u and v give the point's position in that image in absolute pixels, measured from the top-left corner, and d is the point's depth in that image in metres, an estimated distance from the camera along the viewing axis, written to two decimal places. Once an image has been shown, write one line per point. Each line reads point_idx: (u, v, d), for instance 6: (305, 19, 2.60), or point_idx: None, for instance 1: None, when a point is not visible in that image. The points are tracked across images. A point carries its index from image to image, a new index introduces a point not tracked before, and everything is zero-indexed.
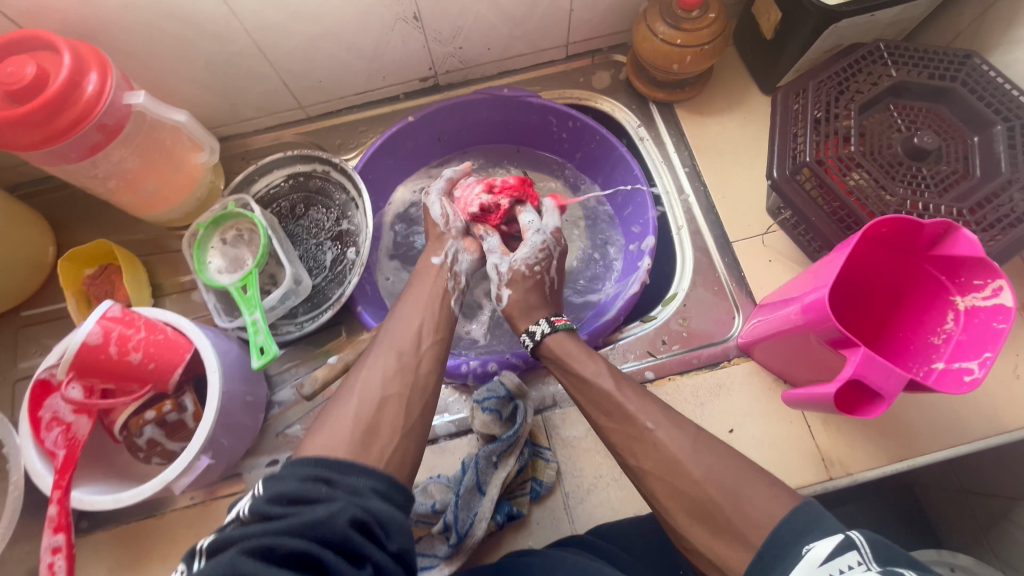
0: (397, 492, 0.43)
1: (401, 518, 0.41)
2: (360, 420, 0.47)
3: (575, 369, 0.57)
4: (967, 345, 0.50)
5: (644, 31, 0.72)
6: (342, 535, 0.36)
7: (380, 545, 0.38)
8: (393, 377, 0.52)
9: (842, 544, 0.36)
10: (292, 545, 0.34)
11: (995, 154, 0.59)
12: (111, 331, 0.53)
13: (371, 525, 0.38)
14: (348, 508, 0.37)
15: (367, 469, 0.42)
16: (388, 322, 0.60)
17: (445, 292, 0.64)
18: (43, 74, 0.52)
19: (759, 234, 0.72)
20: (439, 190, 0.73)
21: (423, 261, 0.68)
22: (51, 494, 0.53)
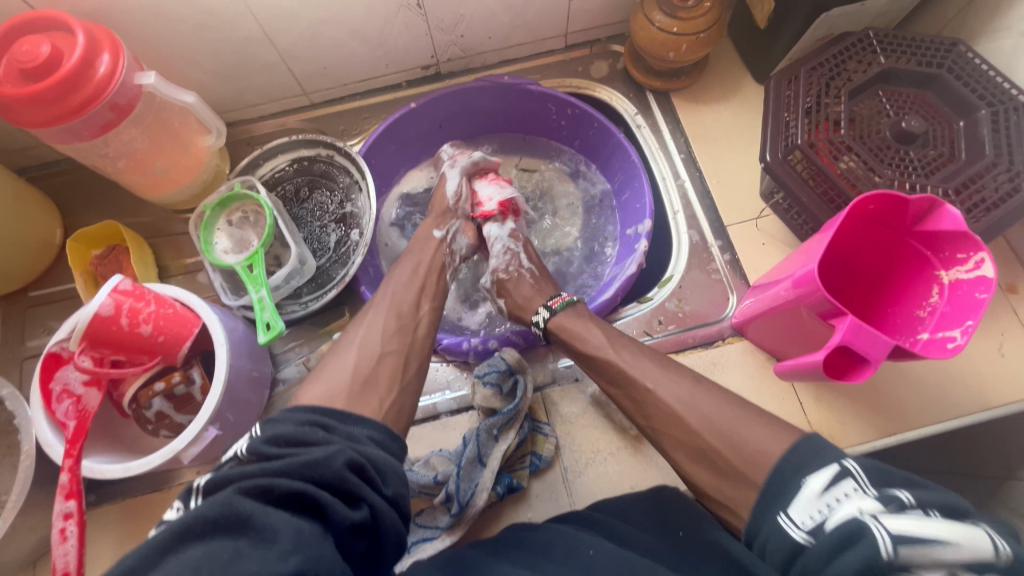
0: (392, 442, 0.45)
1: (394, 466, 0.43)
2: (360, 371, 0.51)
3: (579, 344, 0.61)
4: (952, 315, 0.52)
5: (642, 20, 0.74)
6: (339, 476, 0.37)
7: (375, 488, 0.40)
8: (392, 336, 0.56)
9: (836, 481, 0.38)
10: (290, 484, 0.35)
11: (980, 137, 0.61)
12: (122, 304, 0.55)
13: (366, 469, 0.39)
14: (344, 452, 0.39)
15: (361, 419, 0.45)
16: (383, 287, 0.62)
17: (442, 268, 0.68)
18: (58, 53, 0.53)
19: (753, 218, 0.74)
20: (461, 171, 0.74)
21: (424, 232, 0.70)
22: (62, 463, 0.54)
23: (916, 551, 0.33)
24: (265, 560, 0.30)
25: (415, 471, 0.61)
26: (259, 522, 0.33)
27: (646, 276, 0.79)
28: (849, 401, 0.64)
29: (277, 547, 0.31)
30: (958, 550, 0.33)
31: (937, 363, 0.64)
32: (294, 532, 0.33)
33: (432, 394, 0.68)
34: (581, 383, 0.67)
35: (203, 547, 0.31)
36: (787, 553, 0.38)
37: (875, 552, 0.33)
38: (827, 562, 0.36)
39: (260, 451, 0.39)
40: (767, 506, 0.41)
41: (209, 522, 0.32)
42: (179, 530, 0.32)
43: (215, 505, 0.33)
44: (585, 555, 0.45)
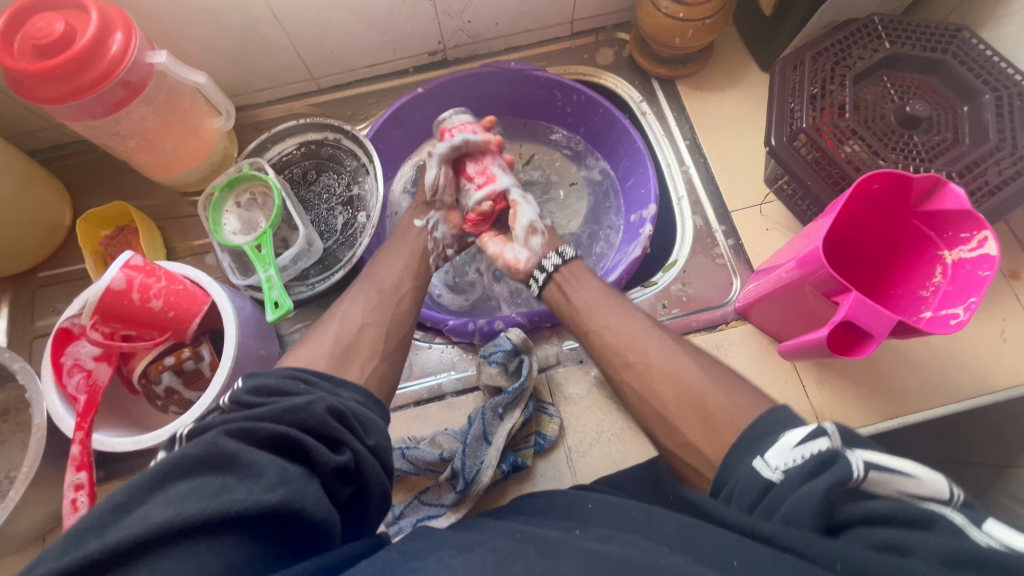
0: (374, 405, 0.47)
1: (373, 419, 0.44)
2: (341, 339, 0.52)
3: (570, 298, 0.60)
4: (954, 294, 0.53)
5: (648, 6, 0.74)
6: (320, 420, 0.39)
7: (356, 436, 0.41)
8: (374, 309, 0.56)
9: (815, 429, 0.36)
10: (273, 427, 0.36)
11: (984, 122, 0.61)
12: (133, 279, 0.56)
13: (346, 417, 0.41)
14: (323, 400, 0.40)
15: (343, 382, 0.46)
16: (374, 265, 0.64)
17: (425, 252, 0.67)
18: (72, 30, 0.54)
19: (757, 204, 0.74)
20: (440, 158, 0.68)
21: (405, 223, 0.71)
22: (73, 436, 0.54)
23: (884, 478, 0.33)
24: (251, 491, 0.32)
25: (420, 449, 0.61)
26: (245, 459, 0.34)
27: (651, 262, 0.80)
28: (851, 383, 0.64)
29: (264, 481, 0.33)
30: (924, 484, 0.33)
31: (938, 347, 0.64)
32: (279, 469, 0.34)
33: (437, 374, 0.69)
34: (586, 365, 0.67)
35: (189, 483, 0.32)
36: (757, 491, 0.37)
37: (850, 475, 0.33)
38: (797, 489, 0.34)
39: (242, 402, 0.40)
40: (739, 456, 0.40)
41: (195, 460, 0.33)
42: (165, 468, 0.32)
43: (200, 444, 0.34)
44: (585, 509, 0.45)
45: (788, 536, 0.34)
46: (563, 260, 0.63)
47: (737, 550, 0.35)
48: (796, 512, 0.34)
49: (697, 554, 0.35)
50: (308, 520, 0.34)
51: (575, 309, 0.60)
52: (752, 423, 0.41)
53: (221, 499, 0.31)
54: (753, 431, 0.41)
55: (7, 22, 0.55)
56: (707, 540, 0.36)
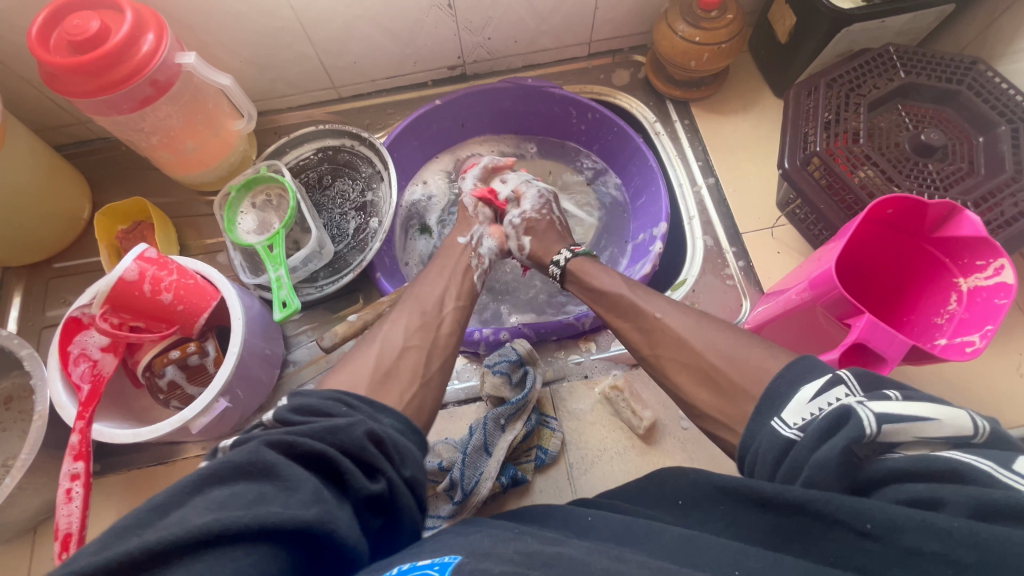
0: (414, 435, 0.46)
1: (412, 449, 0.44)
2: (381, 363, 0.51)
3: (592, 286, 0.62)
4: (970, 321, 0.52)
5: (665, 30, 0.75)
6: (359, 444, 0.38)
7: (393, 465, 0.40)
8: (416, 331, 0.56)
9: (831, 381, 0.38)
10: (314, 445, 0.36)
11: (998, 152, 0.61)
12: (145, 271, 0.56)
13: (385, 444, 0.40)
14: (364, 423, 0.40)
15: (387, 410, 0.46)
16: (415, 285, 0.64)
17: (468, 268, 0.67)
18: (106, 29, 0.56)
19: (769, 227, 0.74)
20: (474, 176, 0.77)
21: (450, 240, 0.71)
22: (73, 425, 0.54)
23: (900, 427, 0.33)
24: (289, 505, 0.31)
25: None
26: (283, 472, 0.33)
27: (660, 279, 0.79)
28: None
29: (300, 496, 0.32)
30: (943, 425, 0.33)
31: (952, 378, 0.63)
32: (316, 487, 0.34)
33: None
34: (590, 380, 0.67)
35: (228, 489, 0.31)
36: (777, 451, 0.37)
37: (862, 431, 0.33)
38: (813, 452, 0.35)
39: (285, 419, 0.40)
40: (760, 419, 0.40)
41: (236, 468, 0.33)
42: (206, 472, 0.32)
43: (242, 452, 0.34)
44: (584, 521, 0.43)
45: (819, 501, 0.33)
46: (570, 256, 0.66)
47: (738, 560, 0.33)
48: (819, 471, 0.34)
49: (696, 565, 0.33)
50: (340, 544, 0.33)
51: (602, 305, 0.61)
52: (772, 382, 0.42)
53: (259, 510, 0.30)
54: (770, 399, 0.41)
55: (46, 20, 0.57)
56: (709, 550, 0.34)
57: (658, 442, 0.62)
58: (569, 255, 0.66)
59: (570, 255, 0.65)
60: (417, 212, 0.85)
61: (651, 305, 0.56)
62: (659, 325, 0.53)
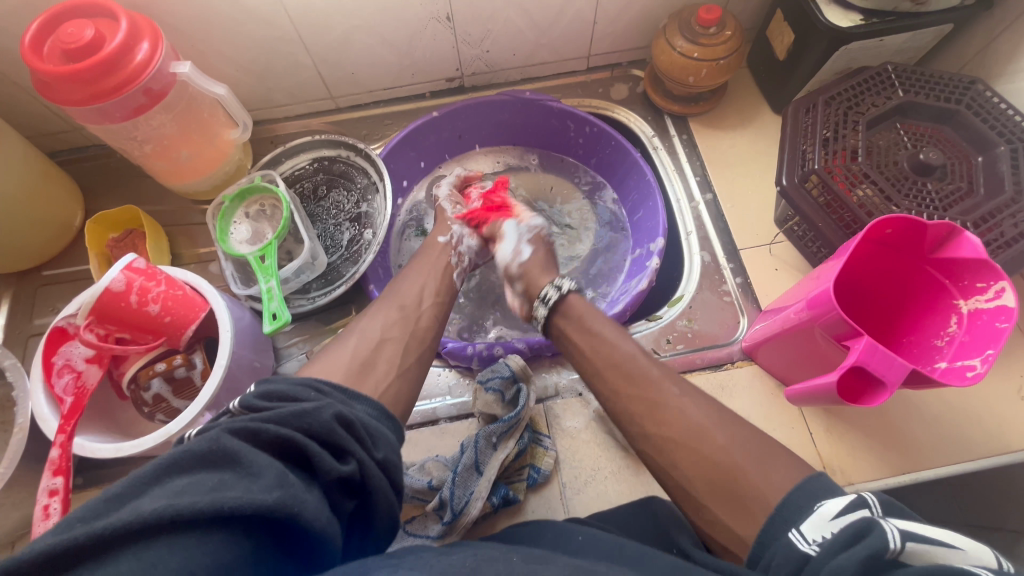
0: (387, 421, 0.45)
1: (386, 434, 0.43)
2: (359, 353, 0.50)
3: (586, 321, 0.60)
4: (971, 344, 0.51)
5: (664, 45, 0.75)
6: (327, 428, 0.37)
7: (365, 447, 0.39)
8: (393, 324, 0.55)
9: (854, 501, 0.36)
10: (278, 431, 0.35)
11: (998, 172, 0.61)
12: (133, 281, 0.56)
13: (355, 427, 0.39)
14: (333, 406, 0.39)
15: (359, 396, 0.44)
16: (397, 281, 0.62)
17: (448, 266, 0.66)
18: (100, 37, 0.56)
19: (766, 244, 0.73)
20: (449, 184, 0.79)
21: (429, 240, 0.71)
22: (54, 438, 0.53)
23: (925, 549, 0.32)
24: (249, 490, 0.30)
25: (410, 475, 0.59)
26: (245, 459, 0.32)
27: (657, 295, 0.78)
28: (860, 433, 0.61)
29: (263, 482, 0.31)
30: (967, 555, 0.32)
31: (952, 401, 0.62)
32: (279, 471, 0.32)
33: (433, 399, 0.67)
34: (585, 398, 0.65)
35: (188, 478, 0.30)
36: (792, 566, 0.35)
37: (885, 544, 0.31)
38: (833, 558, 0.32)
39: (251, 406, 0.38)
40: (774, 529, 0.38)
41: (196, 457, 0.31)
42: (165, 462, 0.31)
43: (202, 441, 0.32)
44: (574, 541, 0.43)
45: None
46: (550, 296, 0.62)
47: None
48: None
49: None
50: (306, 528, 0.32)
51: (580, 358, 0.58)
52: (788, 493, 0.39)
53: (216, 496, 0.29)
54: (786, 502, 0.39)
55: (42, 27, 0.57)
56: None
57: None
58: (559, 292, 0.63)
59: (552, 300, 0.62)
60: (419, 213, 0.86)
61: (645, 365, 0.54)
62: (650, 383, 0.52)
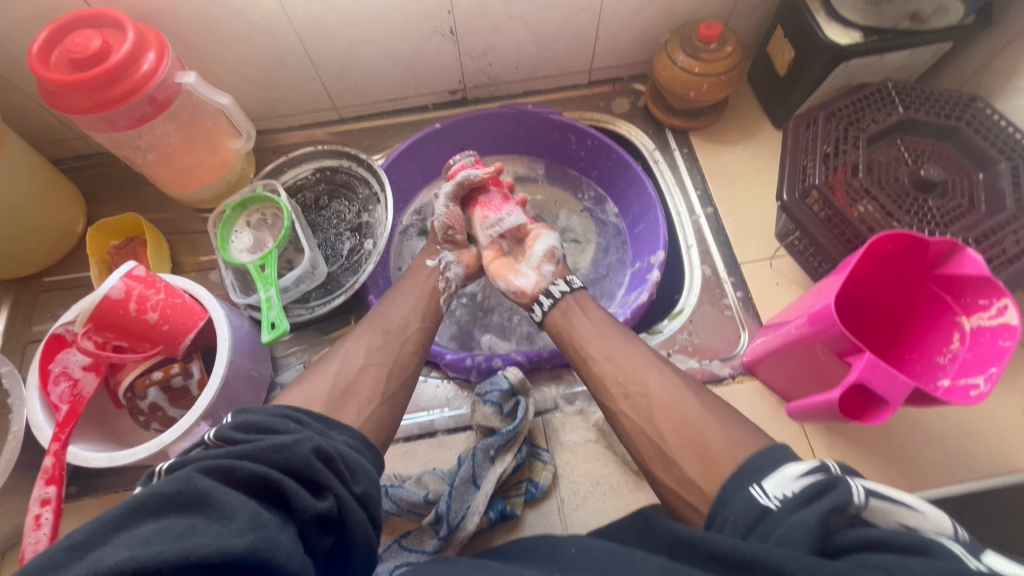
0: (367, 451, 0.45)
1: (365, 466, 0.42)
2: (341, 378, 0.51)
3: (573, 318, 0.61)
4: (974, 362, 0.51)
5: (665, 60, 0.76)
6: (305, 462, 0.36)
7: (342, 482, 0.39)
8: (377, 350, 0.55)
9: (816, 466, 0.37)
10: (253, 468, 0.34)
11: (999, 189, 0.61)
12: (132, 289, 0.55)
13: (334, 460, 0.39)
14: (312, 439, 0.38)
15: (340, 426, 0.44)
16: (381, 305, 0.62)
17: (434, 291, 0.65)
18: (107, 47, 0.56)
19: (768, 258, 0.73)
20: (446, 196, 0.71)
21: (417, 263, 0.69)
22: (48, 447, 0.52)
23: (885, 508, 0.34)
24: (220, 533, 0.29)
25: (406, 488, 0.58)
26: (217, 500, 0.31)
27: (659, 307, 0.78)
28: (862, 450, 0.60)
29: (234, 524, 0.30)
30: (926, 518, 0.33)
31: (955, 418, 0.61)
32: (252, 512, 0.32)
33: (431, 410, 0.66)
34: (584, 412, 0.65)
35: (155, 523, 0.30)
36: (751, 518, 0.36)
37: (848, 499, 0.33)
38: (792, 514, 0.34)
39: (227, 439, 0.38)
40: (733, 486, 0.39)
41: (165, 499, 0.31)
42: (132, 505, 0.30)
43: (172, 482, 0.32)
44: (566, 554, 0.43)
45: (782, 557, 0.32)
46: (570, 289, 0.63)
47: None
48: (791, 531, 0.33)
49: None
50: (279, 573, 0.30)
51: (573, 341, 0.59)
52: (748, 458, 0.41)
53: (183, 542, 0.28)
54: (746, 465, 0.40)
55: (48, 36, 0.57)
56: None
57: None
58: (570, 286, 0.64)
59: (570, 292, 0.62)
60: (426, 214, 0.86)
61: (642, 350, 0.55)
62: (647, 370, 0.52)
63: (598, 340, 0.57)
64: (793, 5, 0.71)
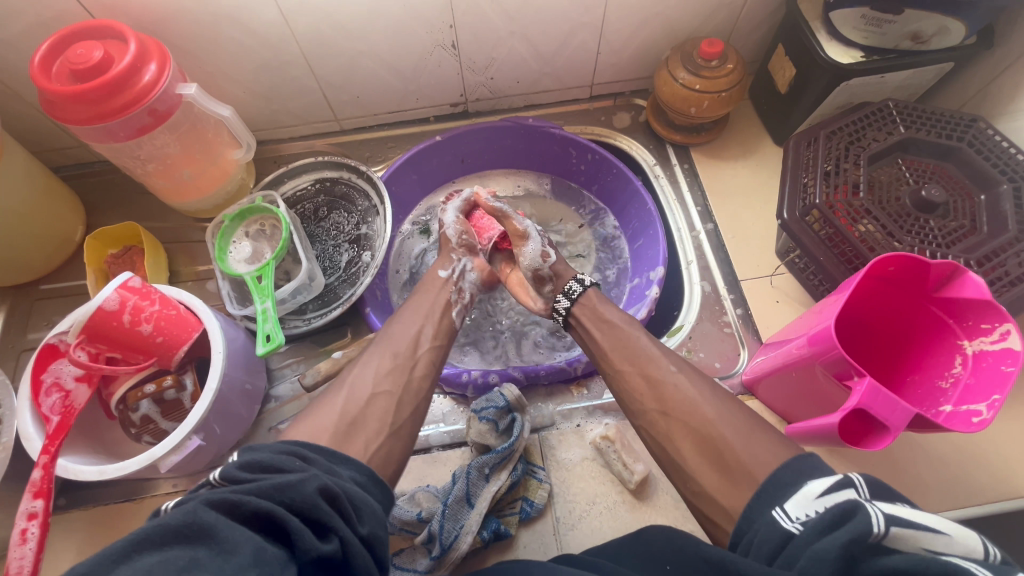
0: (374, 487, 0.44)
1: (371, 504, 0.41)
2: (348, 413, 0.49)
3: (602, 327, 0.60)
4: (976, 388, 0.50)
5: (666, 76, 0.76)
6: (310, 501, 0.35)
7: (348, 523, 0.38)
8: (386, 377, 0.54)
9: (840, 482, 0.36)
10: (259, 504, 0.34)
11: (1001, 212, 0.60)
12: (127, 300, 0.55)
13: (340, 500, 0.38)
14: (318, 478, 0.37)
15: (346, 460, 0.44)
16: (391, 322, 0.62)
17: (448, 304, 0.65)
18: (108, 58, 0.56)
19: (768, 275, 0.73)
20: (456, 209, 0.73)
21: (430, 274, 0.69)
22: (37, 459, 0.52)
23: (909, 534, 0.32)
24: (223, 571, 0.29)
25: (399, 506, 0.58)
26: (222, 535, 0.31)
27: (659, 321, 0.78)
28: (864, 474, 0.60)
29: (238, 561, 0.30)
30: (952, 541, 0.32)
31: (957, 441, 0.60)
32: (257, 551, 0.31)
33: (426, 425, 0.65)
34: (581, 429, 0.64)
35: (160, 555, 0.30)
36: (775, 544, 0.36)
37: (869, 527, 0.32)
38: (815, 542, 0.33)
39: (231, 476, 0.37)
40: (760, 506, 0.39)
41: (171, 531, 0.31)
42: (137, 537, 0.30)
43: (178, 514, 0.32)
44: None
45: None
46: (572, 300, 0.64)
47: None
48: (812, 559, 0.32)
49: None
50: None
51: (600, 353, 0.59)
52: (775, 471, 0.40)
53: None
54: (775, 480, 0.40)
55: (50, 48, 0.57)
56: None
57: (650, 498, 0.59)
58: (582, 286, 0.65)
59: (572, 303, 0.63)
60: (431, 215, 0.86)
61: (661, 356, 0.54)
62: (663, 379, 0.52)
63: (617, 355, 0.57)
64: (794, 24, 0.71)
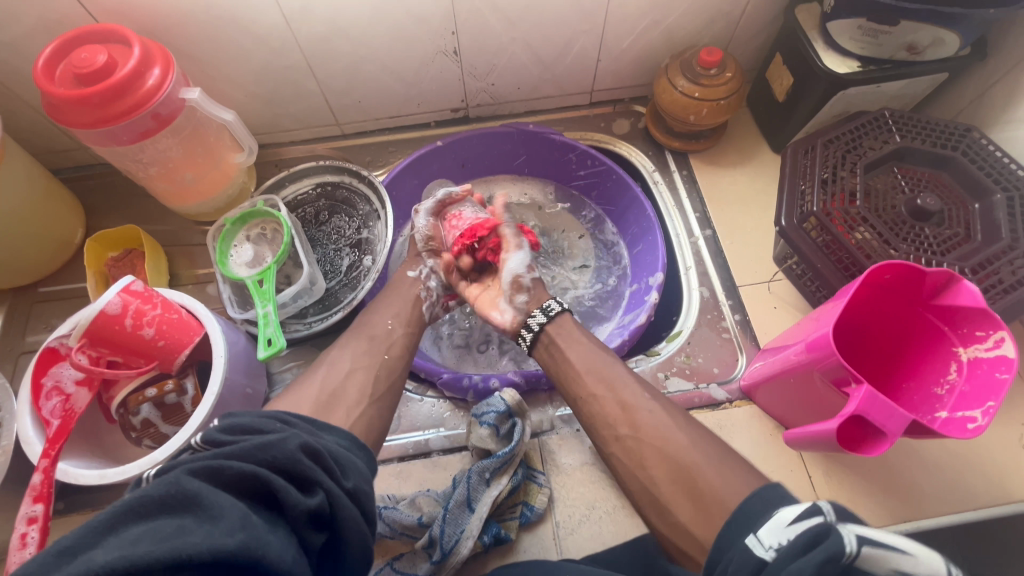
0: (358, 450, 0.44)
1: (354, 463, 0.42)
2: (327, 386, 0.51)
3: (579, 340, 0.61)
4: (971, 395, 0.51)
5: (666, 84, 0.77)
6: (292, 458, 0.36)
7: (332, 477, 0.38)
8: (363, 354, 0.55)
9: (808, 509, 0.36)
10: (242, 466, 0.34)
11: (994, 220, 0.61)
12: (129, 304, 0.55)
13: (322, 456, 0.38)
14: (298, 436, 0.38)
15: (328, 426, 0.44)
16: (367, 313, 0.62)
17: (416, 299, 0.66)
18: (112, 63, 0.57)
19: (765, 281, 0.73)
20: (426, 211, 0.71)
21: (399, 274, 0.69)
22: (37, 463, 0.51)
23: (878, 554, 0.32)
24: (211, 534, 0.29)
25: (399, 510, 0.58)
26: (207, 500, 0.31)
27: (658, 327, 0.78)
28: (861, 480, 0.60)
29: (224, 524, 0.30)
30: (918, 562, 0.32)
31: (952, 446, 0.61)
32: (242, 513, 0.31)
33: (426, 430, 0.66)
34: (582, 434, 0.64)
35: (144, 526, 0.30)
36: (750, 570, 0.35)
37: (840, 548, 0.32)
38: (789, 564, 0.33)
39: (213, 440, 0.38)
40: (732, 537, 0.39)
41: (154, 502, 0.31)
42: (121, 508, 0.30)
43: (161, 484, 0.32)
44: None
45: None
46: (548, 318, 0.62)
47: None
48: None
49: None
50: (272, 570, 0.30)
51: (569, 374, 0.58)
52: (742, 503, 0.41)
53: (174, 542, 0.28)
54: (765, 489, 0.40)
55: (54, 51, 0.58)
56: None
57: None
58: (558, 306, 0.63)
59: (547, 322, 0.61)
60: None
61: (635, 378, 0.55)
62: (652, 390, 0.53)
63: (599, 364, 0.57)
64: (792, 33, 0.72)
